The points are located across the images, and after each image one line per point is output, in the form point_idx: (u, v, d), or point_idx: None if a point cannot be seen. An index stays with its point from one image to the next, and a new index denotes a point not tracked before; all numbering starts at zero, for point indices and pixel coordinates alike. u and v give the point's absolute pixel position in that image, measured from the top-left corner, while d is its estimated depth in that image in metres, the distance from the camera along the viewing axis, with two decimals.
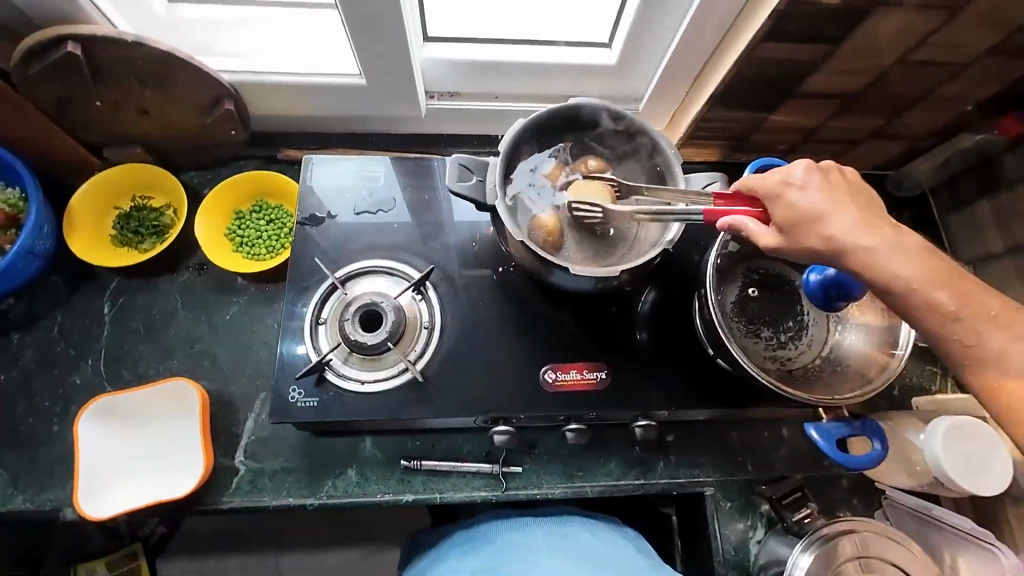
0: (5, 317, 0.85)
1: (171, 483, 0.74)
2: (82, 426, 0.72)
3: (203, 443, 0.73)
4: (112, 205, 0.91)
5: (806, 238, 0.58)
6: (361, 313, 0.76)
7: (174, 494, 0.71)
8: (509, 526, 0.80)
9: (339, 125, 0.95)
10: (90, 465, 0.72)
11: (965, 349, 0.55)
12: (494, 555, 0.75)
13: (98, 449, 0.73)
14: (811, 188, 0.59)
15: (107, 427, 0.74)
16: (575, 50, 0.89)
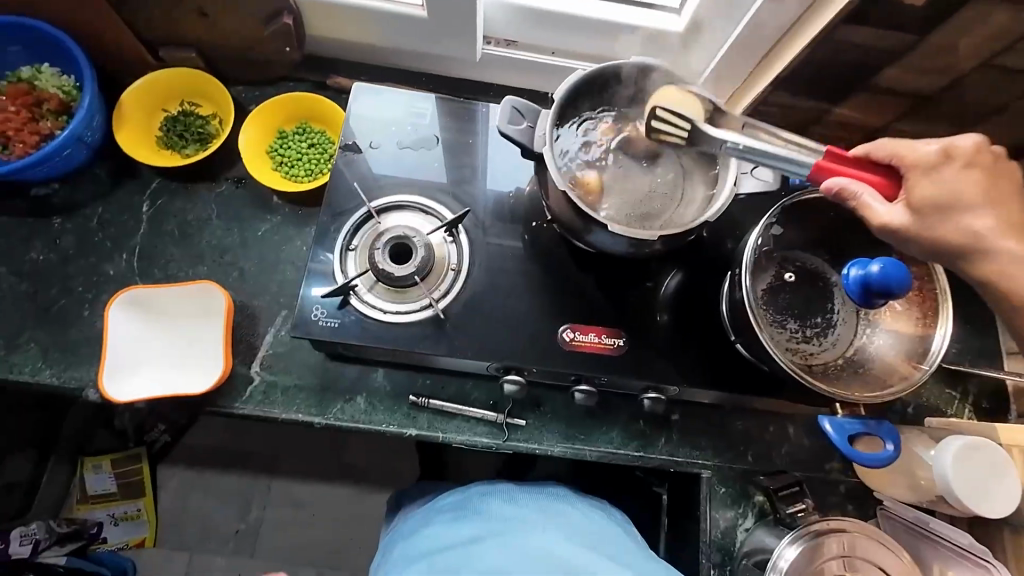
0: (48, 200, 0.87)
1: (190, 381, 0.76)
2: (112, 313, 0.74)
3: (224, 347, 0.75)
4: (159, 106, 0.92)
5: (936, 226, 0.61)
6: (391, 245, 0.76)
7: (192, 390, 0.74)
8: (499, 497, 0.79)
9: (390, 59, 0.93)
10: (117, 351, 0.75)
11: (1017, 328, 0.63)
12: (488, 523, 0.74)
13: (124, 338, 0.76)
14: (949, 173, 0.62)
15: (133, 318, 0.77)
16: (643, 12, 0.86)
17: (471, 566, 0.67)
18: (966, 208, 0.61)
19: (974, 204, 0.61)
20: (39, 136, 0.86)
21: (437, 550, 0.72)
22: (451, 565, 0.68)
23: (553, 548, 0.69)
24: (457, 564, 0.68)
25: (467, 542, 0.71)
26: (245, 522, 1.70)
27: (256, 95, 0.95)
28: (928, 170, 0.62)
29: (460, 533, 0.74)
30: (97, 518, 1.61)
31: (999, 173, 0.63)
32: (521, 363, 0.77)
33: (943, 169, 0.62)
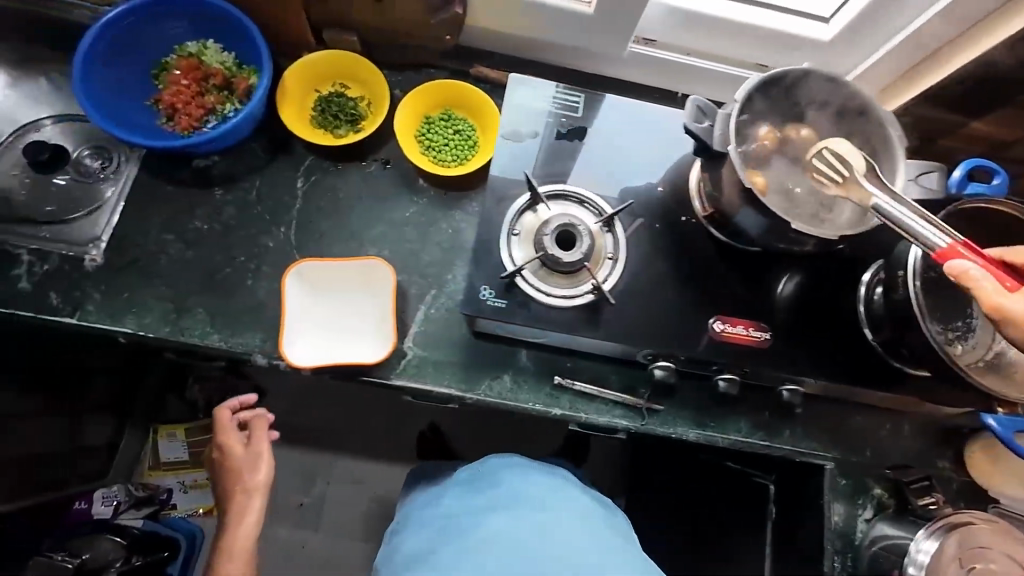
0: (209, 172, 0.90)
1: (360, 350, 0.83)
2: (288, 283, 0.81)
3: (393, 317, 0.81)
4: (313, 87, 0.95)
5: None
6: (558, 232, 0.79)
7: (367, 359, 0.81)
8: (513, 471, 0.89)
9: (536, 51, 0.96)
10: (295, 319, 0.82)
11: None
12: (498, 494, 0.84)
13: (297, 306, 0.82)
14: None
15: (304, 288, 0.84)
16: (793, 19, 0.88)
17: (477, 533, 0.78)
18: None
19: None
20: (205, 110, 0.90)
21: (453, 516, 0.84)
22: (462, 530, 0.80)
23: (552, 525, 0.79)
24: (466, 530, 0.79)
25: (478, 509, 0.82)
26: (308, 496, 1.79)
27: (401, 80, 0.97)
28: None
29: (472, 501, 0.85)
30: (166, 484, 1.70)
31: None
32: (673, 350, 0.80)
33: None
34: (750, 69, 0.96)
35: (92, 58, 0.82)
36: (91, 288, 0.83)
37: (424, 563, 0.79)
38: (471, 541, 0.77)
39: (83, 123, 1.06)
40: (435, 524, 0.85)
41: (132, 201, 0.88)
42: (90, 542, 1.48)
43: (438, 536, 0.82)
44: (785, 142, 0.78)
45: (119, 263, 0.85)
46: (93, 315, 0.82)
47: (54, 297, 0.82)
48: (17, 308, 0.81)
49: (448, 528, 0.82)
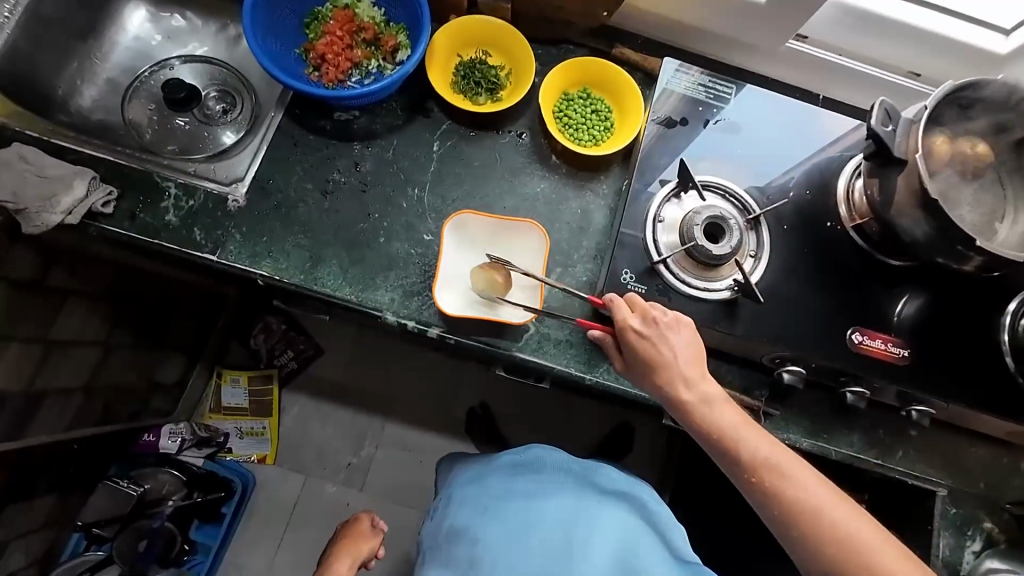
0: (349, 126, 0.91)
1: (501, 309, 0.83)
2: (449, 232, 0.82)
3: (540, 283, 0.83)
4: (456, 52, 0.95)
5: (644, 375, 0.72)
6: (708, 222, 0.78)
7: (511, 319, 0.80)
8: (553, 457, 0.92)
9: (685, 37, 0.94)
10: (446, 267, 0.82)
11: (765, 492, 0.64)
12: (537, 480, 0.88)
13: (451, 260, 0.82)
14: (652, 327, 0.71)
15: (461, 238, 0.84)
16: (970, 28, 0.85)
17: (512, 515, 0.84)
18: (661, 364, 0.70)
19: (666, 357, 0.70)
20: (351, 64, 0.90)
21: (490, 493, 0.89)
22: (498, 509, 0.86)
23: (585, 513, 0.83)
24: (500, 511, 0.85)
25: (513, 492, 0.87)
26: (356, 457, 1.83)
27: (542, 53, 0.96)
28: (633, 327, 0.72)
29: (506, 491, 0.88)
30: (225, 428, 1.79)
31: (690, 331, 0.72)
32: (808, 356, 0.79)
33: (641, 329, 0.72)
34: (906, 76, 0.92)
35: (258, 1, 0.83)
36: (232, 228, 0.85)
37: (462, 534, 0.87)
38: (505, 521, 0.83)
39: (214, 65, 1.08)
40: (472, 497, 0.91)
41: (274, 147, 0.89)
42: (152, 474, 1.55)
43: (475, 510, 0.88)
44: (958, 155, 0.75)
45: (261, 206, 0.86)
46: (234, 254, 0.84)
47: (198, 233, 0.84)
48: (163, 240, 0.83)
49: (484, 505, 0.88)
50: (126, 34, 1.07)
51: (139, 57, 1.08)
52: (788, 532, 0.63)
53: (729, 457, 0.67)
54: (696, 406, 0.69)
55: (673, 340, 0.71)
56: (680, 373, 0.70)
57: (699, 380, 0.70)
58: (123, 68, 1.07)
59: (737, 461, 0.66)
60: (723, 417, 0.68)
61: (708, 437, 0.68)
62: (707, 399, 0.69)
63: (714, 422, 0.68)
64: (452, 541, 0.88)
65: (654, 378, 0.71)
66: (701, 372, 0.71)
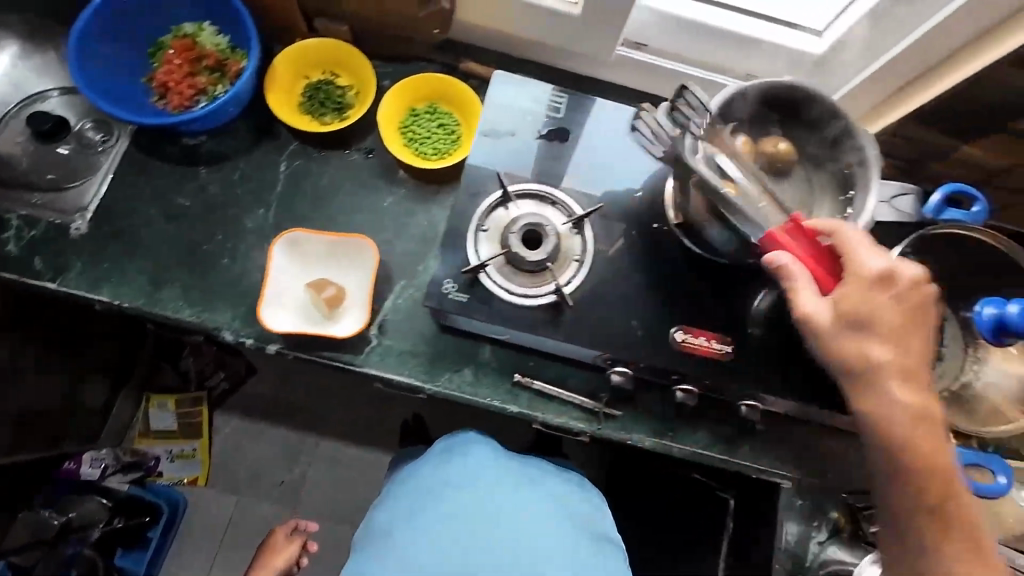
0: (197, 151, 0.93)
1: (331, 324, 0.84)
2: (276, 251, 0.82)
3: (367, 299, 0.84)
4: (304, 74, 0.97)
5: (849, 347, 0.65)
6: (524, 230, 0.80)
7: (337, 334, 0.81)
8: (483, 445, 0.88)
9: (525, 50, 0.97)
10: (273, 286, 0.82)
11: (922, 505, 0.63)
12: (466, 474, 0.83)
13: (282, 275, 0.83)
14: (896, 287, 0.65)
15: (292, 255, 0.84)
16: (784, 31, 0.87)
17: (439, 515, 0.78)
18: (870, 337, 0.65)
19: (879, 331, 0.65)
20: (196, 90, 0.92)
21: (418, 493, 0.83)
22: (428, 509, 0.80)
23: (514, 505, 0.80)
24: (434, 510, 0.79)
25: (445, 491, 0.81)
26: (290, 473, 1.82)
27: (391, 71, 0.99)
28: (862, 284, 0.65)
29: (438, 486, 0.83)
30: (156, 452, 1.76)
31: (925, 332, 0.67)
32: (631, 357, 0.80)
33: (880, 291, 0.65)
34: (741, 78, 0.95)
35: (88, 36, 0.85)
36: (74, 257, 0.86)
37: (385, 533, 0.80)
38: (434, 519, 0.78)
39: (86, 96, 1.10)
40: (403, 495, 0.85)
41: (121, 175, 0.91)
42: (79, 499, 1.57)
43: (404, 514, 0.81)
44: (760, 155, 0.77)
45: (105, 233, 0.88)
46: (74, 281, 0.85)
47: (39, 262, 0.86)
48: (5, 271, 0.85)
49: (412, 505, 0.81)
50: None
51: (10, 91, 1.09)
52: (898, 520, 0.65)
53: (878, 449, 0.65)
54: (886, 388, 0.64)
55: (918, 341, 0.66)
56: (888, 339, 0.64)
57: (913, 382, 0.64)
58: None
59: (890, 454, 0.64)
60: (913, 435, 0.63)
61: (892, 451, 0.64)
62: (910, 409, 0.64)
63: (899, 422, 0.64)
64: (375, 539, 0.81)
65: (857, 342, 0.64)
66: (923, 379, 0.65)
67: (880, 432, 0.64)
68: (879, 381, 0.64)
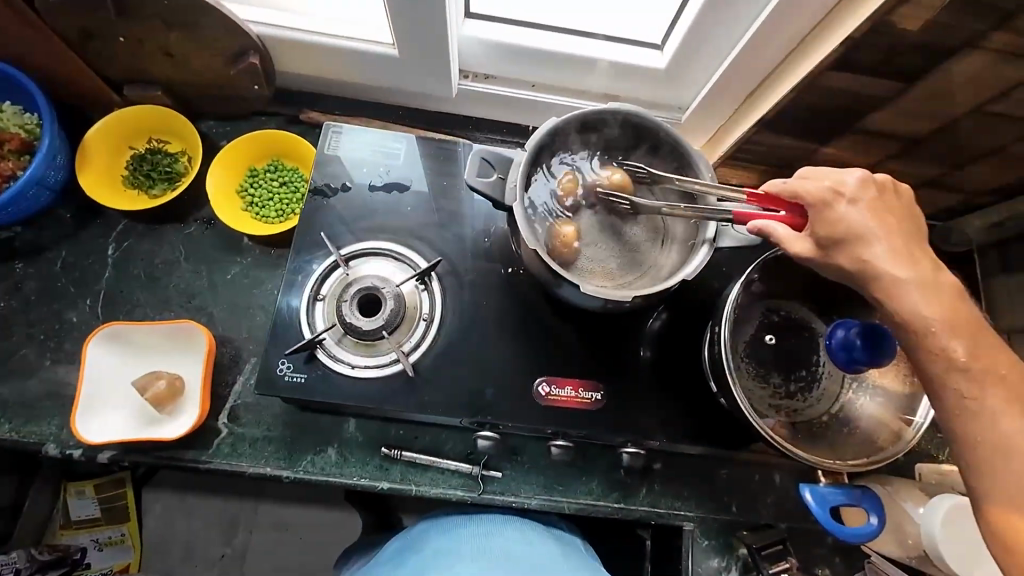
0: (11, 244, 0.84)
1: (163, 421, 0.76)
2: (93, 348, 0.75)
3: (202, 389, 0.77)
4: (127, 144, 0.89)
5: (842, 258, 0.56)
6: (360, 296, 0.74)
7: (163, 435, 0.74)
8: (438, 530, 0.83)
9: (365, 94, 0.92)
10: (91, 388, 0.74)
11: (963, 401, 0.53)
12: (422, 559, 0.78)
13: (105, 374, 0.76)
14: (860, 200, 0.56)
15: (115, 350, 0.77)
16: (621, 48, 0.83)
17: None
18: (861, 241, 0.55)
19: (865, 236, 0.55)
20: (1, 178, 0.83)
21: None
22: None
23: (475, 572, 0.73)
24: None
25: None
26: (230, 546, 1.61)
27: (229, 131, 0.92)
28: (823, 204, 0.56)
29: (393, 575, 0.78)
30: (81, 542, 1.51)
31: (902, 209, 0.58)
32: (494, 418, 0.74)
33: (842, 198, 0.56)
34: (597, 99, 0.90)
35: None
36: None
37: None
38: None
39: None
40: None
41: None
42: None
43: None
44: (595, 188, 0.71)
45: None
46: None
47: None
48: None
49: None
50: None
51: None
52: (969, 451, 0.53)
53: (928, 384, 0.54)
54: (906, 284, 0.54)
55: (901, 221, 0.57)
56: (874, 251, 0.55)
57: (921, 263, 0.55)
58: None
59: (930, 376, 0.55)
60: (939, 312, 0.54)
61: (931, 347, 0.54)
62: (924, 284, 0.54)
63: (926, 313, 0.54)
64: None
65: (849, 260, 0.55)
66: (927, 261, 0.56)
67: (915, 327, 0.54)
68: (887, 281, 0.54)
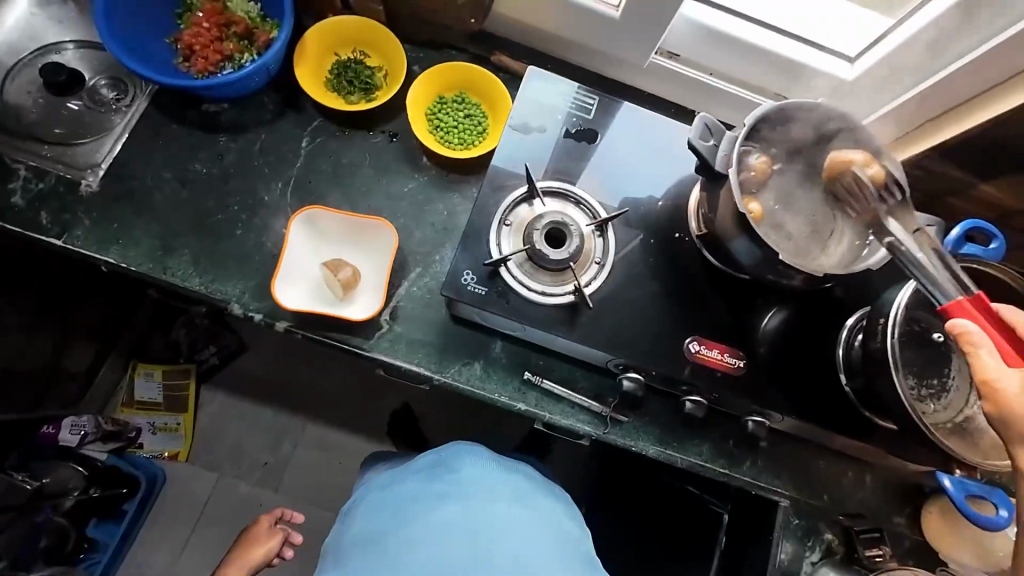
0: (217, 118, 0.91)
1: (340, 305, 0.83)
2: (295, 225, 0.81)
3: (383, 285, 0.83)
4: (334, 51, 0.96)
5: None
6: (549, 228, 0.80)
7: (345, 315, 0.81)
8: (475, 459, 0.87)
9: (558, 48, 0.97)
10: (289, 259, 0.81)
11: None
12: (455, 481, 0.82)
13: (299, 251, 0.83)
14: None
15: (309, 231, 0.83)
16: (816, 53, 0.88)
17: (420, 515, 0.77)
18: None
19: None
20: (222, 56, 0.90)
21: (401, 498, 0.83)
22: (405, 516, 0.78)
23: (509, 512, 0.78)
24: (410, 515, 0.78)
25: (426, 492, 0.81)
26: (273, 456, 1.71)
27: (421, 56, 0.98)
28: None
29: (424, 486, 0.83)
30: (137, 423, 1.63)
31: None
32: (643, 363, 0.81)
33: None
34: (772, 98, 0.96)
35: None
36: (81, 212, 0.83)
37: (368, 540, 0.79)
38: (417, 517, 0.77)
39: (106, 54, 1.08)
40: (386, 503, 0.84)
41: (137, 135, 0.88)
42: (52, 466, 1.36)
43: (386, 513, 0.82)
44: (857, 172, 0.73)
45: (118, 194, 0.85)
46: (80, 239, 0.83)
47: (44, 216, 0.83)
48: (8, 222, 0.82)
49: (396, 513, 0.80)
50: (10, 15, 1.06)
51: (27, 37, 1.07)
52: None
53: None
54: None
55: None
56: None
57: None
58: (7, 47, 1.06)
59: None
60: None
61: None
62: None
63: None
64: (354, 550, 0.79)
65: None
66: None
67: None
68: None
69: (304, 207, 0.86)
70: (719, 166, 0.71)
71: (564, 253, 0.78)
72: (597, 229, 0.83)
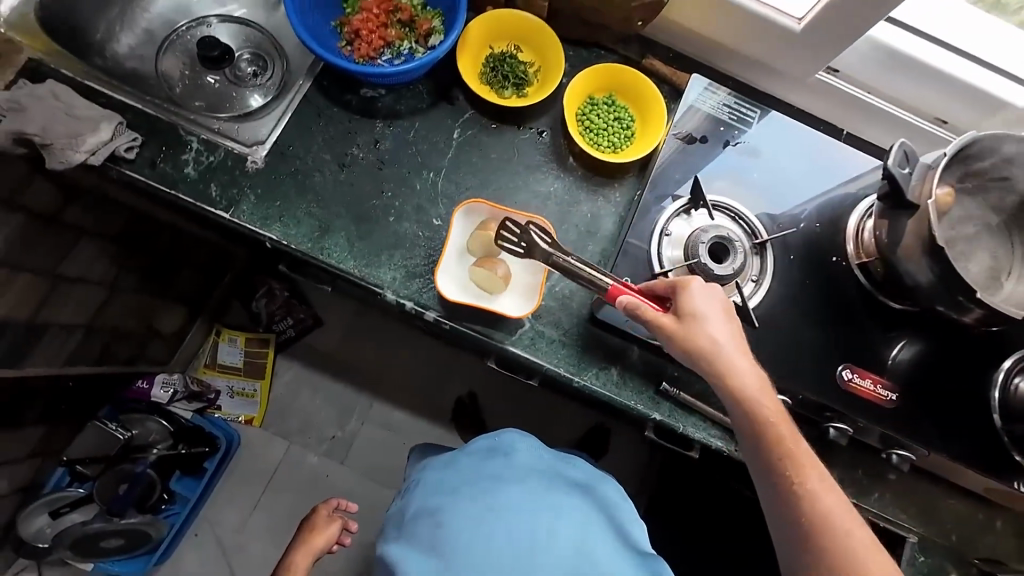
0: (374, 104, 0.92)
1: (490, 299, 0.86)
2: (458, 217, 0.86)
3: (538, 286, 0.85)
4: (488, 44, 0.97)
5: None
6: (713, 242, 0.81)
7: (496, 310, 0.83)
8: (529, 447, 0.88)
9: (714, 57, 0.96)
10: (450, 249, 0.86)
11: None
12: (509, 466, 0.84)
13: (457, 243, 0.87)
14: None
15: (468, 223, 0.88)
16: (999, 80, 0.85)
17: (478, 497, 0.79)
18: None
19: None
20: (384, 42, 0.92)
21: (456, 478, 0.84)
22: (463, 497, 0.80)
23: (565, 503, 0.80)
24: (468, 498, 0.80)
25: (481, 477, 0.83)
26: (342, 430, 1.63)
27: (572, 55, 0.97)
28: None
29: (479, 469, 0.84)
30: (216, 386, 1.59)
31: None
32: (792, 385, 0.80)
33: None
34: (934, 122, 0.93)
35: None
36: (247, 188, 0.86)
37: (428, 518, 0.81)
38: (473, 502, 0.79)
39: (251, 27, 1.08)
40: (441, 482, 0.86)
41: (301, 117, 0.90)
42: (140, 419, 1.43)
43: (440, 492, 0.84)
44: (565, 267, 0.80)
45: (281, 173, 0.88)
46: (245, 215, 0.85)
47: (214, 190, 0.86)
48: (181, 193, 0.85)
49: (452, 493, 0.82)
50: None
51: (178, 11, 1.10)
52: None
53: None
54: None
55: None
56: (757, 377, 0.69)
57: None
58: (162, 19, 1.09)
59: None
60: None
61: None
62: None
63: None
64: (417, 525, 0.81)
65: None
66: None
67: None
68: (730, 380, 0.68)
69: (462, 199, 0.90)
70: (913, 194, 0.69)
71: (727, 269, 0.79)
72: (761, 244, 0.84)
